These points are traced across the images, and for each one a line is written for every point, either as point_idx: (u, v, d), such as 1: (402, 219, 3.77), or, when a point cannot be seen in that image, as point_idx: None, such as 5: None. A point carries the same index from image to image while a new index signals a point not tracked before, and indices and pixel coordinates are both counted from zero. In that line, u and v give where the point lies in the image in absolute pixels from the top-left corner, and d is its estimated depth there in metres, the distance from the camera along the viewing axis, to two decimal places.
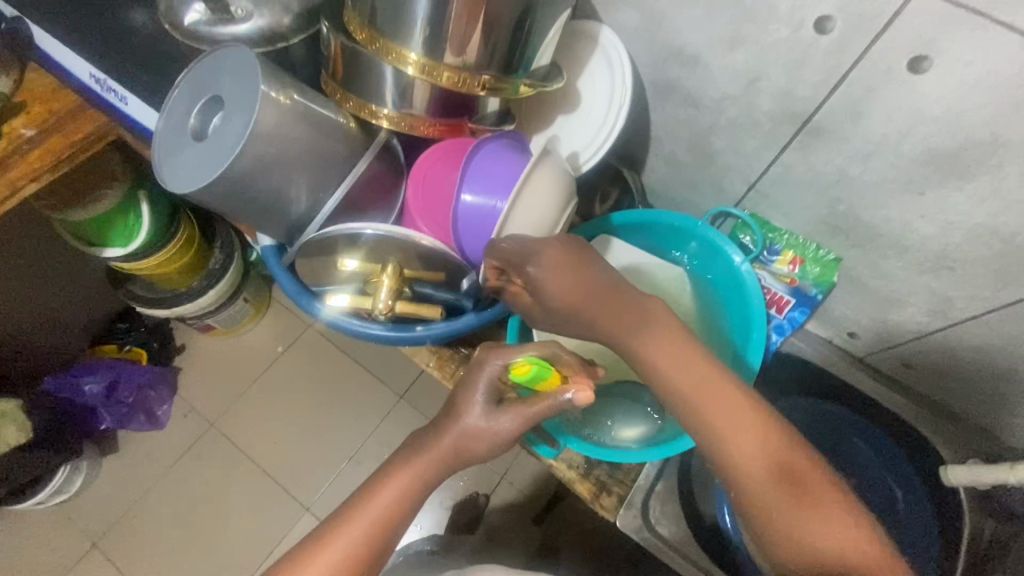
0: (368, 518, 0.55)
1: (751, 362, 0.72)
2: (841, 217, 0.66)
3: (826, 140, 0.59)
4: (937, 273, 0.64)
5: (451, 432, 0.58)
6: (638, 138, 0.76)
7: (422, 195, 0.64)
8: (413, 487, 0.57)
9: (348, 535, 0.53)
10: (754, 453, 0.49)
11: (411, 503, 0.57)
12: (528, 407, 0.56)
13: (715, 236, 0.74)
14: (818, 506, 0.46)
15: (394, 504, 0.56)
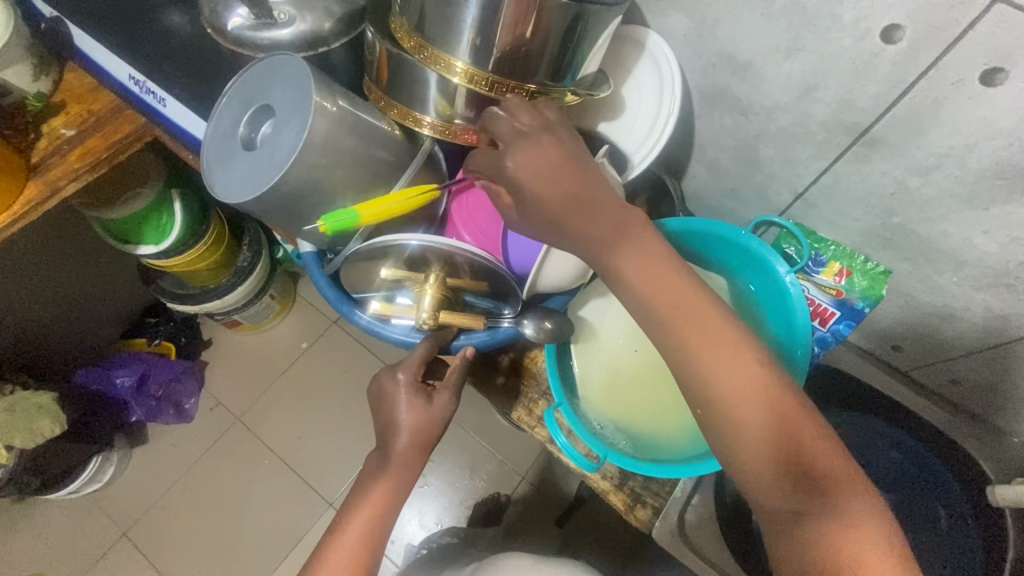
0: (359, 521, 0.60)
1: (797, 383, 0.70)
2: (894, 229, 0.64)
3: (883, 150, 0.57)
4: (994, 289, 0.61)
5: (402, 432, 0.61)
6: (681, 144, 0.75)
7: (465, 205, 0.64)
8: (405, 476, 0.61)
9: (347, 539, 0.59)
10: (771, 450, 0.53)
11: (400, 494, 0.61)
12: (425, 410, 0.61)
13: (760, 249, 0.72)
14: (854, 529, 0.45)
15: (385, 501, 0.60)
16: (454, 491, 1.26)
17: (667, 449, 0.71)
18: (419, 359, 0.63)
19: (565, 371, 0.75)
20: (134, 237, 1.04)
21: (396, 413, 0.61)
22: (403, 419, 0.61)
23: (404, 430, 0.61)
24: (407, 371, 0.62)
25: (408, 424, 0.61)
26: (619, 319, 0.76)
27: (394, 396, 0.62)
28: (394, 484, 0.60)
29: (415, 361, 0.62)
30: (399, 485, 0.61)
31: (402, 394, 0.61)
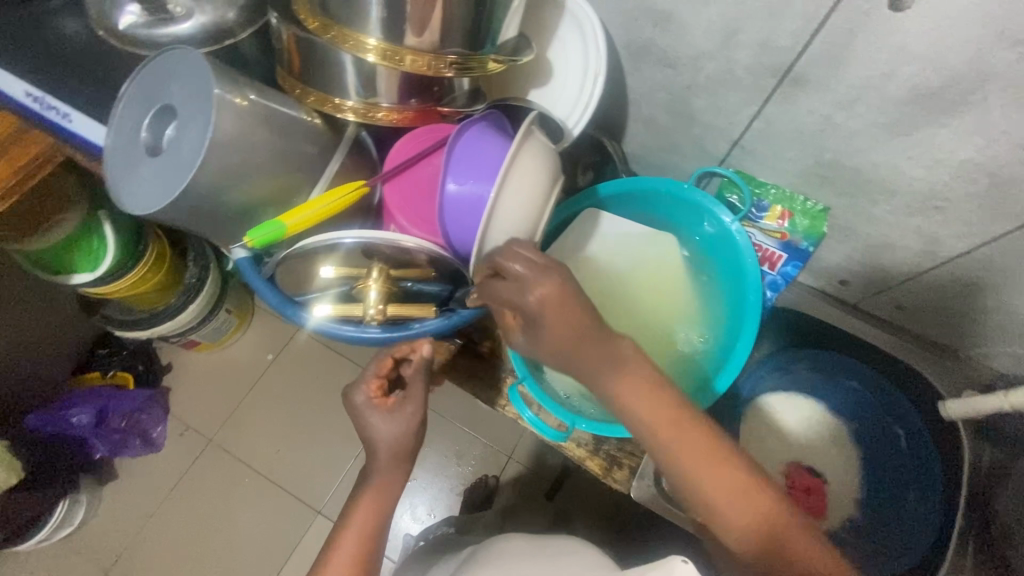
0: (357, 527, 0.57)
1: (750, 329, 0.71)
2: (827, 166, 0.65)
3: (807, 88, 0.58)
4: (925, 214, 0.63)
5: (382, 446, 0.59)
6: (616, 105, 0.74)
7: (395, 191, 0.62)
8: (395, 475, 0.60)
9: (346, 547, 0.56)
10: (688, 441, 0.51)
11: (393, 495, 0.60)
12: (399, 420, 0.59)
13: (703, 199, 0.73)
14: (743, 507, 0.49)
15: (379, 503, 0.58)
16: (442, 481, 1.25)
17: None
18: (379, 376, 0.60)
19: (526, 344, 0.75)
20: (65, 266, 0.98)
21: (372, 428, 0.59)
22: (381, 431, 0.59)
23: (394, 435, 0.59)
24: (369, 392, 0.60)
25: (387, 434, 0.59)
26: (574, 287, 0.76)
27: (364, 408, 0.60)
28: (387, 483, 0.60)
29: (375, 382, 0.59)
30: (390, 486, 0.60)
31: (364, 411, 0.59)
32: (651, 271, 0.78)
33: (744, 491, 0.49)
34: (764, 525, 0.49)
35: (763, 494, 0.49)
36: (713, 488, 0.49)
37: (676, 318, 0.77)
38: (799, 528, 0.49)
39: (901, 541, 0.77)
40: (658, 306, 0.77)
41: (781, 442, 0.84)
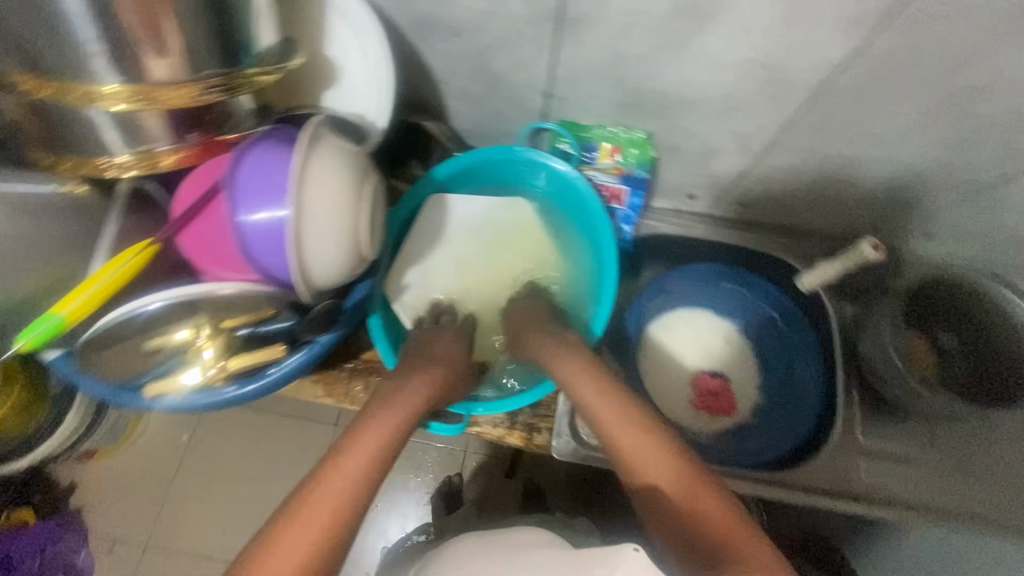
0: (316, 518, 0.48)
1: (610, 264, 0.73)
2: (634, 94, 0.67)
3: (587, 26, 0.58)
4: (728, 115, 0.67)
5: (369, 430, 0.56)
6: (426, 84, 0.72)
7: (195, 243, 0.55)
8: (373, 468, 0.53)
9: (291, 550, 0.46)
10: (591, 390, 0.61)
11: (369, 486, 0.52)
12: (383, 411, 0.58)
13: (534, 155, 0.74)
14: (651, 448, 0.56)
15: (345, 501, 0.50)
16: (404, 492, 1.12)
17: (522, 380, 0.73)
18: (392, 390, 0.61)
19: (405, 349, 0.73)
20: None
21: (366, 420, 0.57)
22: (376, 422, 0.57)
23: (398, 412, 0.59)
24: (408, 395, 0.60)
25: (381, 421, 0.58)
26: (441, 276, 0.75)
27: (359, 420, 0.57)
28: (360, 473, 0.52)
29: (413, 389, 0.61)
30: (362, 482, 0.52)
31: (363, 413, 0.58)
32: (513, 237, 0.78)
33: (659, 452, 0.55)
34: (669, 479, 0.53)
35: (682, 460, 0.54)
36: (628, 445, 0.56)
37: (548, 277, 0.77)
38: (711, 491, 0.52)
39: (794, 410, 0.85)
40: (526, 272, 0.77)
41: (680, 357, 0.89)
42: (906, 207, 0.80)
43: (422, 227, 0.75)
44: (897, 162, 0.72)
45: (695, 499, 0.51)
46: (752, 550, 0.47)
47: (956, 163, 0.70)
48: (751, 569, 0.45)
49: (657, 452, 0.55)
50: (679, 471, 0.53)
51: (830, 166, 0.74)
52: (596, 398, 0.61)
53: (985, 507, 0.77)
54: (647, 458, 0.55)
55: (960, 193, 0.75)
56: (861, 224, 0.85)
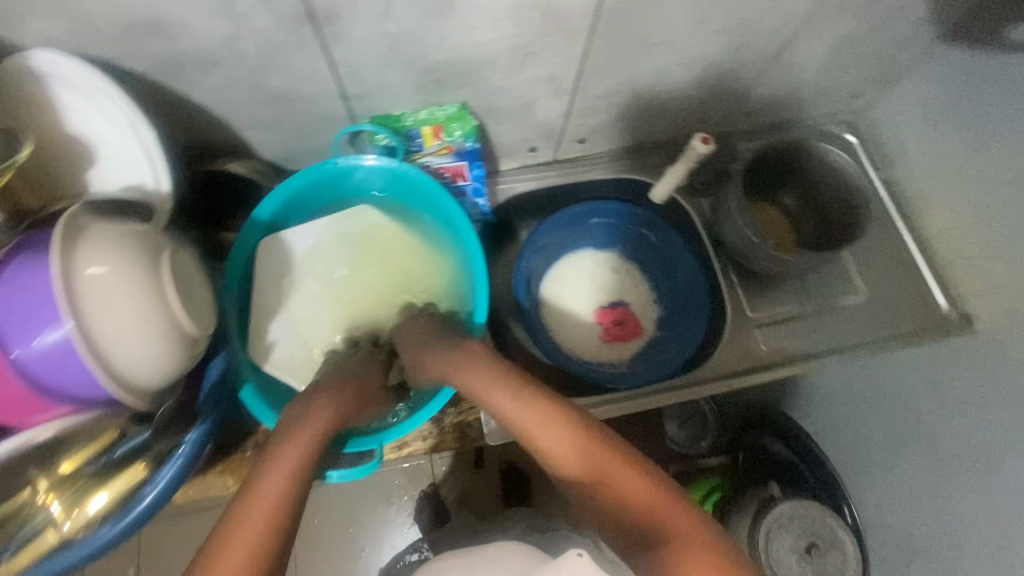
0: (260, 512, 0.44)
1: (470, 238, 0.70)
2: (428, 71, 0.64)
3: (343, 20, 0.54)
4: (527, 63, 0.66)
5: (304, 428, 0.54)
6: (212, 123, 0.66)
7: None
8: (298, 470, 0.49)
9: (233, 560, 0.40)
10: (490, 392, 0.57)
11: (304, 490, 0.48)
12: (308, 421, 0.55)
13: (348, 162, 0.69)
14: (560, 436, 0.51)
15: (281, 505, 0.45)
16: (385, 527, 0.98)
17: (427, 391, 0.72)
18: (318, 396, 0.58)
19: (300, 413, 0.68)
20: None
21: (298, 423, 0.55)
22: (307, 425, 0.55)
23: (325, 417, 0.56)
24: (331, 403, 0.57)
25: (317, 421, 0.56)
26: (308, 322, 0.69)
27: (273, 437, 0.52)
28: (290, 484, 0.48)
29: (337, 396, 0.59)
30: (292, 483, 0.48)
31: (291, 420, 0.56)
32: (369, 252, 0.73)
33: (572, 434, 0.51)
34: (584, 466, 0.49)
35: (593, 440, 0.50)
36: (538, 439, 0.52)
37: (419, 279, 0.73)
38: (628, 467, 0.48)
39: (686, 313, 0.91)
40: (396, 282, 0.73)
41: (579, 300, 0.92)
42: (721, 93, 0.84)
43: (269, 276, 0.69)
44: (697, 60, 0.74)
45: (615, 482, 0.47)
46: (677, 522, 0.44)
47: (745, 43, 0.73)
48: (672, 540, 0.43)
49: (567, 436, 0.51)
50: (592, 454, 0.49)
51: (641, 82, 0.76)
52: (497, 395, 0.56)
53: (861, 331, 0.89)
54: (559, 445, 0.51)
55: (761, 65, 0.80)
56: (691, 120, 0.89)
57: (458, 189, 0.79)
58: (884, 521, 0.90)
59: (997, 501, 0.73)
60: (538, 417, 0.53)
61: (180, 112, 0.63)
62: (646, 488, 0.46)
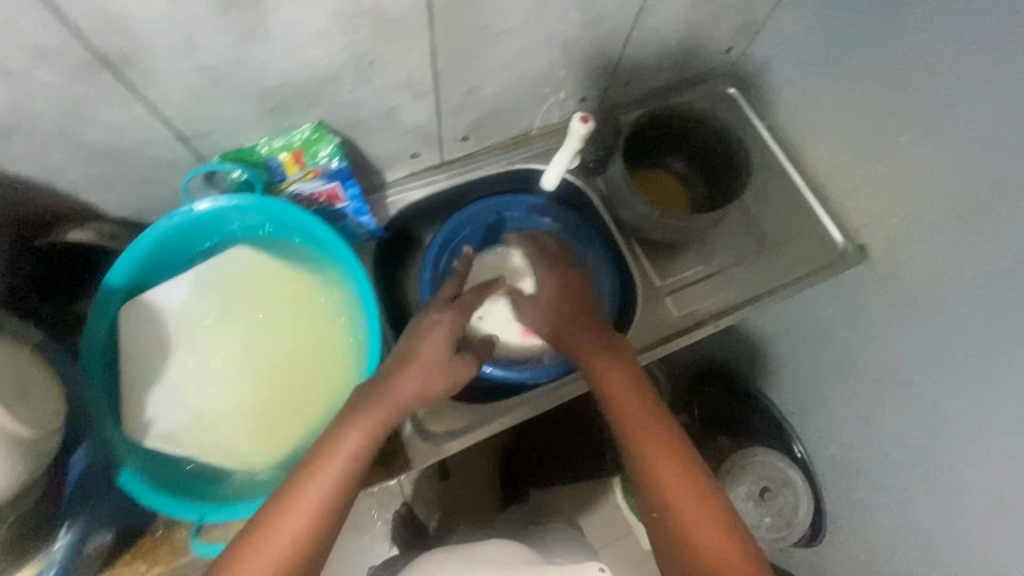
0: (288, 530, 0.51)
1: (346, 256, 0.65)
2: (267, 97, 0.60)
3: (144, 61, 0.49)
4: (373, 71, 0.63)
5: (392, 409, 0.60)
6: (37, 192, 0.59)
7: None
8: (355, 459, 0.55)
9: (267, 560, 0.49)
10: (615, 383, 0.64)
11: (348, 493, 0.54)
12: (385, 399, 0.59)
13: (196, 207, 0.63)
14: (660, 441, 0.58)
15: (326, 510, 0.52)
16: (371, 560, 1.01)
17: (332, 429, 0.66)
18: (407, 374, 0.62)
19: (202, 485, 0.63)
20: None
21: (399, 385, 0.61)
22: (406, 386, 0.61)
23: (410, 378, 0.62)
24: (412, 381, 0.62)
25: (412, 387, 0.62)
26: (189, 385, 0.64)
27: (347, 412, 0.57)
28: (330, 494, 0.53)
29: (415, 371, 0.62)
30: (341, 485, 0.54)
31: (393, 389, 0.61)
32: (247, 298, 0.67)
33: (655, 431, 0.59)
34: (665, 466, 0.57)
35: (680, 446, 0.58)
36: (638, 424, 0.60)
37: (305, 313, 0.67)
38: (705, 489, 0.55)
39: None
40: (280, 321, 0.67)
41: None
42: (592, 68, 0.83)
43: (132, 344, 0.62)
44: (555, 40, 0.72)
45: (676, 482, 0.56)
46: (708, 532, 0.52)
47: (599, 17, 0.71)
48: (699, 546, 0.52)
49: (662, 438, 0.59)
50: (660, 458, 0.57)
51: (505, 71, 0.73)
52: (615, 386, 0.64)
53: (770, 277, 0.91)
54: (649, 436, 0.59)
55: (623, 34, 0.78)
56: (571, 99, 0.88)
57: (336, 211, 0.75)
58: (831, 447, 0.95)
59: (915, 418, 0.77)
60: (642, 406, 0.62)
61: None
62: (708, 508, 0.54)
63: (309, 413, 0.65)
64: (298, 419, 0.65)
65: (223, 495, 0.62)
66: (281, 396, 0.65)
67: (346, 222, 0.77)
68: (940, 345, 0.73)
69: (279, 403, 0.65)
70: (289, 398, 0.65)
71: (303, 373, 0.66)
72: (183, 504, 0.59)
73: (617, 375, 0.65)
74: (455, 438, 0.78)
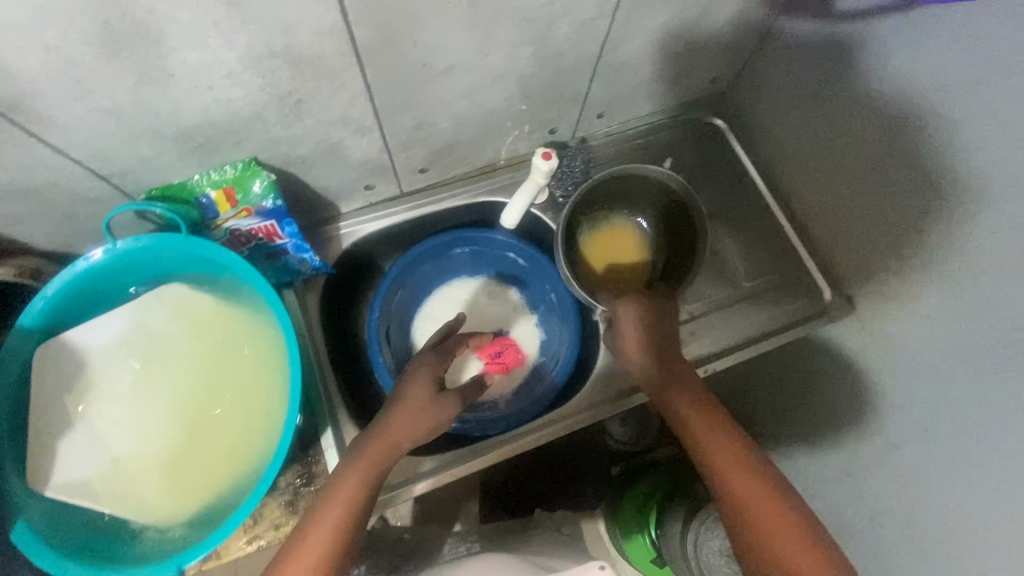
0: (310, 556, 0.53)
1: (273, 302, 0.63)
2: (185, 137, 0.56)
3: (35, 103, 0.47)
4: (303, 109, 0.59)
5: (389, 452, 0.59)
6: None
7: None
8: (361, 495, 0.56)
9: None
10: (685, 398, 0.65)
11: (355, 526, 0.55)
12: (376, 442, 0.59)
13: (119, 246, 0.61)
14: (741, 464, 0.59)
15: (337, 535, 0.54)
16: None
17: (246, 484, 0.61)
18: (397, 415, 0.61)
19: (105, 540, 0.60)
20: None
21: (388, 424, 0.60)
22: (394, 424, 0.60)
23: (400, 417, 0.61)
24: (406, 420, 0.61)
25: (399, 425, 0.60)
26: (104, 432, 0.61)
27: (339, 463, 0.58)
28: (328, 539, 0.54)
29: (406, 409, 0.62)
30: (349, 520, 0.55)
31: (392, 416, 0.61)
32: (175, 342, 0.65)
33: (702, 417, 0.63)
34: (759, 492, 0.57)
35: (765, 474, 0.58)
36: (720, 454, 0.60)
37: (232, 358, 0.65)
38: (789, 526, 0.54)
39: (558, 338, 0.86)
40: (206, 365, 0.65)
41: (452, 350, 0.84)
42: (558, 102, 0.77)
43: (44, 386, 0.60)
44: (509, 74, 0.67)
45: (730, 470, 0.58)
46: (791, 548, 0.52)
47: (556, 50, 0.67)
48: None
49: (753, 482, 0.57)
50: (721, 444, 0.60)
51: (456, 106, 0.69)
52: (681, 397, 0.65)
53: (751, 327, 0.85)
54: (732, 477, 0.58)
55: (588, 68, 0.73)
56: (539, 131, 0.83)
57: (277, 247, 0.71)
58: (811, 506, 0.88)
59: (899, 494, 0.70)
60: (726, 429, 0.62)
61: None
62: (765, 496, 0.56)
63: (225, 467, 0.62)
64: (216, 471, 0.62)
65: (126, 552, 0.59)
66: (201, 445, 0.63)
67: (289, 257, 0.74)
68: (923, 410, 0.67)
69: (197, 452, 0.63)
70: (208, 447, 0.63)
71: (225, 423, 0.63)
72: (77, 562, 0.56)
73: (677, 377, 0.67)
74: (407, 485, 0.73)
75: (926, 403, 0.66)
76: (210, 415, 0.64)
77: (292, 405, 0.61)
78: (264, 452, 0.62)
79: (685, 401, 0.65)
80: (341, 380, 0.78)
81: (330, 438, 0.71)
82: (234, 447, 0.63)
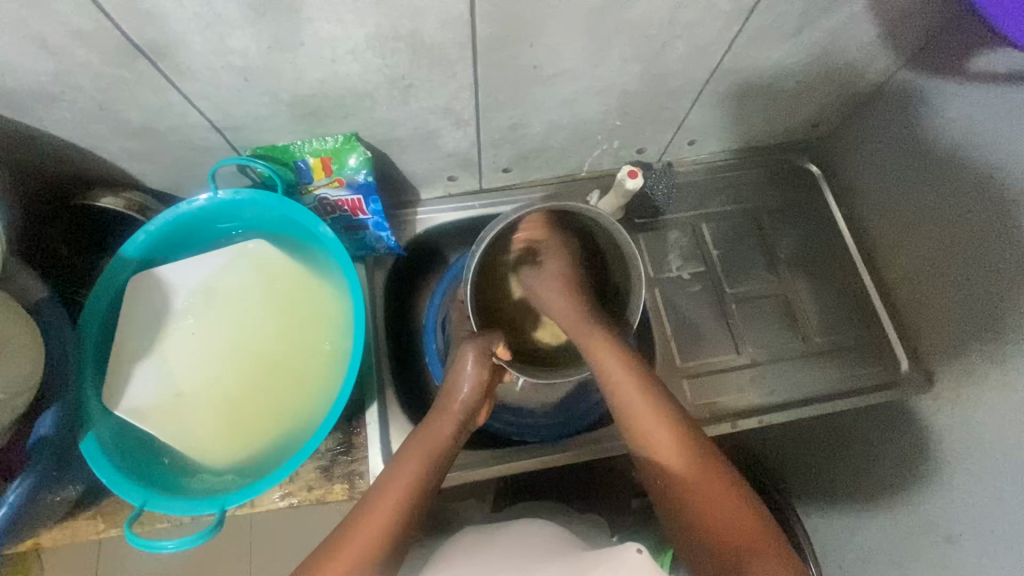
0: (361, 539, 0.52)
1: (348, 271, 0.65)
2: (299, 104, 0.59)
3: (179, 53, 0.50)
4: (410, 95, 0.61)
5: (450, 421, 0.61)
6: (81, 156, 0.62)
7: None
8: (421, 479, 0.56)
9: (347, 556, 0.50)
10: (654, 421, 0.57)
11: (415, 512, 0.55)
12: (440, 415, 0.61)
13: (217, 196, 0.65)
14: (715, 491, 0.52)
15: (396, 520, 0.53)
16: None
17: (297, 442, 0.64)
18: (456, 393, 0.62)
19: (158, 471, 0.63)
20: None
21: (459, 379, 0.62)
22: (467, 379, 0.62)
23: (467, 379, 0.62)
24: (464, 395, 0.62)
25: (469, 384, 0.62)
26: (173, 365, 0.65)
27: (399, 453, 0.58)
28: (378, 527, 0.52)
29: (466, 386, 0.62)
30: (409, 504, 0.54)
31: (458, 374, 0.62)
32: (252, 295, 0.68)
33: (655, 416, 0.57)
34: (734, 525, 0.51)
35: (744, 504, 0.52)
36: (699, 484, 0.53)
37: (303, 317, 0.68)
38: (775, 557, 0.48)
39: None
40: (275, 321, 0.68)
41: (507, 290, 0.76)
42: (654, 123, 0.77)
43: (132, 313, 0.65)
44: (612, 88, 0.67)
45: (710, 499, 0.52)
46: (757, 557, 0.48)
47: (664, 71, 0.66)
48: None
49: (728, 505, 0.52)
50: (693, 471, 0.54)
51: (553, 112, 0.69)
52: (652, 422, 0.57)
53: (813, 384, 0.81)
54: (710, 508, 0.52)
55: (691, 94, 0.72)
56: (627, 149, 0.82)
57: (359, 222, 0.74)
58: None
59: None
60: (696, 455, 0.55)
61: (34, 145, 0.59)
62: (746, 523, 0.51)
63: (278, 420, 0.65)
64: (269, 424, 0.65)
65: (175, 482, 0.62)
66: (258, 398, 0.66)
67: (367, 234, 0.76)
68: (1000, 507, 0.62)
69: (253, 404, 0.65)
70: (266, 400, 0.66)
71: (282, 380, 0.66)
72: (136, 486, 0.59)
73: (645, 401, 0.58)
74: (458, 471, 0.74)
75: (1006, 500, 0.62)
76: (272, 370, 0.66)
77: (349, 376, 0.63)
78: (317, 414, 0.65)
79: (660, 433, 0.56)
80: (392, 359, 0.80)
81: (375, 413, 0.73)
82: (289, 404, 0.66)
